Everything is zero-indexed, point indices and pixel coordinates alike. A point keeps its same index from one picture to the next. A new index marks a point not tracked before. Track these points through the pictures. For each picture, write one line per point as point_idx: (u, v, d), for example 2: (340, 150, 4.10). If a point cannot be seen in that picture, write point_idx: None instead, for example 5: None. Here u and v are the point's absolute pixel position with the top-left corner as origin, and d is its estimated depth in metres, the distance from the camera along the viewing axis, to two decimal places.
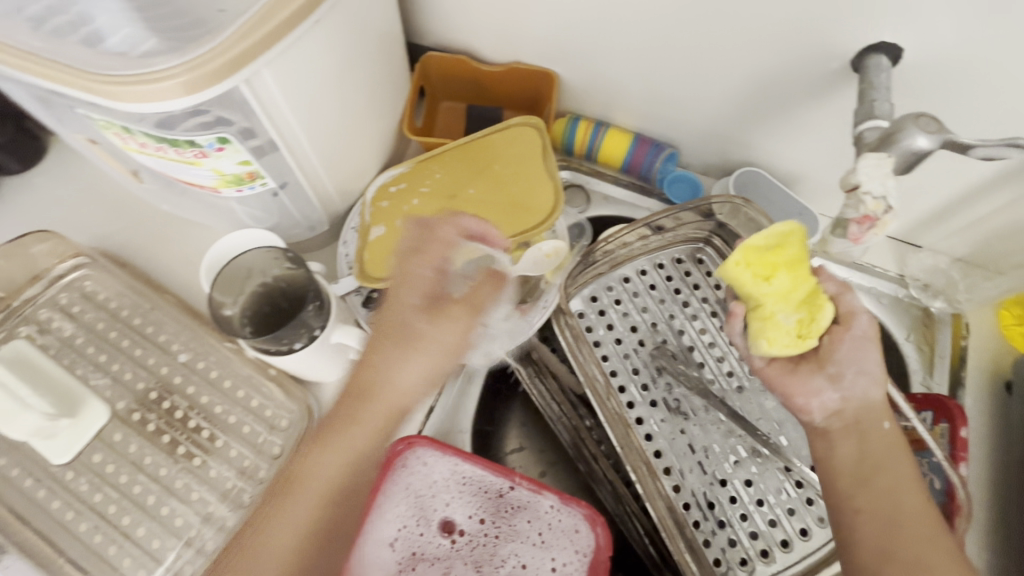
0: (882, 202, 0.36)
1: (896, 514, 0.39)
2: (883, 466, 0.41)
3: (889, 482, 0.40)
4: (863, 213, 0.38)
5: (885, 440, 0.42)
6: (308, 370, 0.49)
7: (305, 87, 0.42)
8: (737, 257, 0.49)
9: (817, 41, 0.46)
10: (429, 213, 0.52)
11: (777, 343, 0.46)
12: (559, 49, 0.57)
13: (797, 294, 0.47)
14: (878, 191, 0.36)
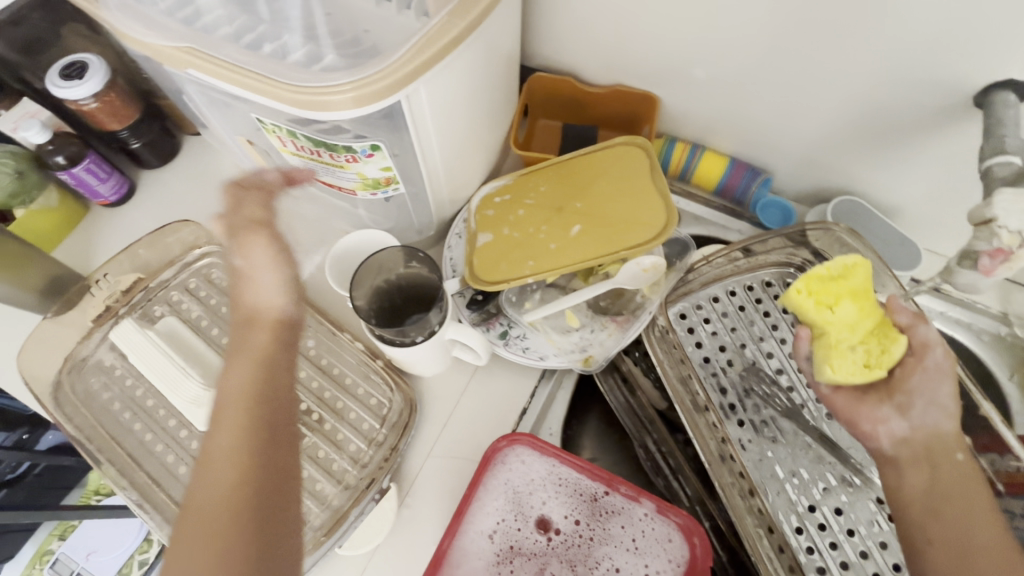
0: (1017, 236, 0.36)
1: (969, 549, 0.39)
2: (959, 499, 0.41)
3: (961, 514, 0.40)
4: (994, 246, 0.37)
5: (961, 474, 0.41)
6: (417, 363, 0.52)
7: (447, 102, 0.45)
8: (798, 284, 0.46)
9: (940, 75, 0.47)
10: (535, 223, 0.54)
11: (841, 373, 0.45)
12: (665, 74, 0.60)
13: (864, 324, 0.45)
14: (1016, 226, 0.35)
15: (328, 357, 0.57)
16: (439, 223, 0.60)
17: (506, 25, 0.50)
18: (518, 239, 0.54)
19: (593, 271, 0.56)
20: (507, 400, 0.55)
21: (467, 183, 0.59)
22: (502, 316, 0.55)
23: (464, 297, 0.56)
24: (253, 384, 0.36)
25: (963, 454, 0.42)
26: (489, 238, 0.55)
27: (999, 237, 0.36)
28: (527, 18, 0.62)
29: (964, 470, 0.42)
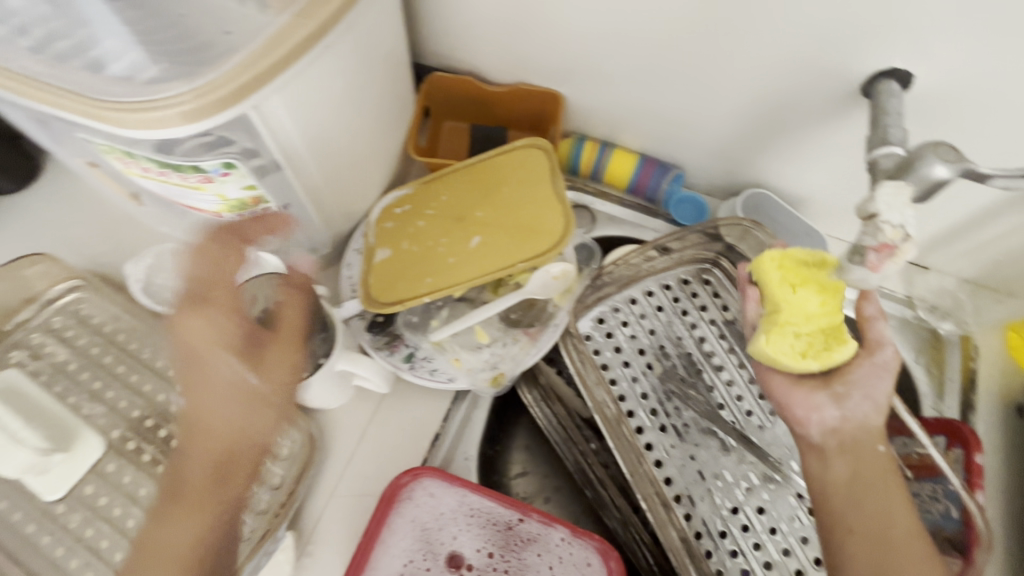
0: (901, 230, 0.35)
1: (885, 532, 0.39)
2: (877, 486, 0.41)
3: (879, 503, 0.40)
4: (881, 241, 0.35)
5: (879, 463, 0.42)
6: (313, 399, 0.48)
7: (313, 109, 0.41)
8: (774, 254, 0.43)
9: (827, 65, 0.46)
10: (435, 235, 0.51)
11: (776, 351, 0.41)
12: (565, 72, 0.57)
13: (822, 317, 0.41)
14: (897, 219, 0.35)
15: None
16: (335, 240, 0.56)
17: (383, 24, 0.46)
18: (416, 253, 0.50)
19: (503, 282, 0.53)
20: (417, 426, 0.52)
21: (362, 194, 0.55)
22: (407, 337, 0.51)
23: (364, 319, 0.51)
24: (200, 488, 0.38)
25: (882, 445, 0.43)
26: (386, 253, 0.51)
27: (883, 231, 0.35)
28: (417, 14, 0.57)
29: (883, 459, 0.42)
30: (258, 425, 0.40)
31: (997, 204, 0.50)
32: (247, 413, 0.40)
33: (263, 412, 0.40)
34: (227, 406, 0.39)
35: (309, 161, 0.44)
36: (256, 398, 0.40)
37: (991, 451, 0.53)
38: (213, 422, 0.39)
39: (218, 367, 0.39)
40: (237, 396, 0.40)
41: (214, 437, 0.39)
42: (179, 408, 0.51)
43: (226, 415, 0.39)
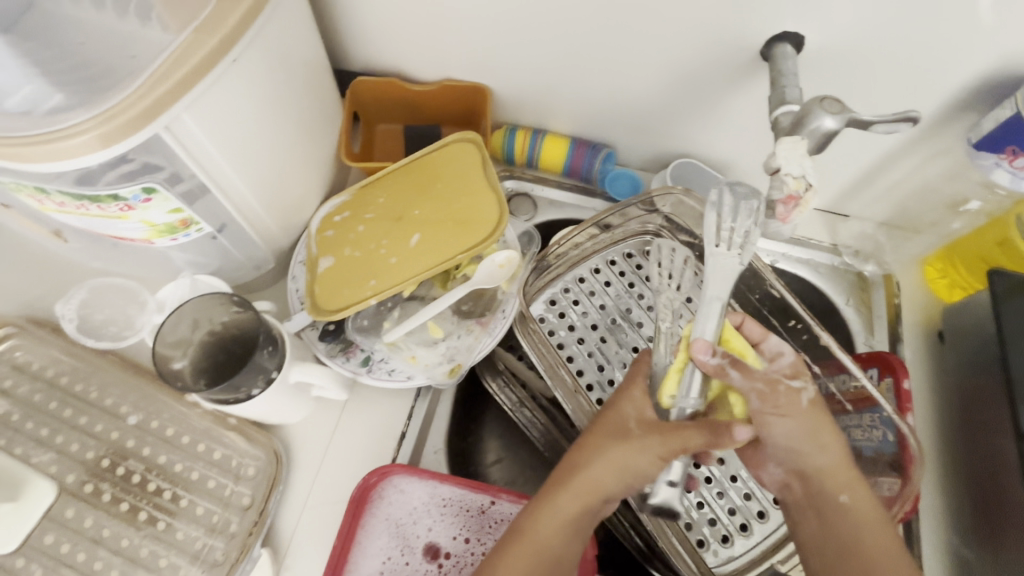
0: (801, 181, 0.38)
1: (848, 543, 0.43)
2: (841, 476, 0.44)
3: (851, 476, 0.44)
4: (787, 193, 0.39)
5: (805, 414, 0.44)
6: (272, 414, 0.48)
7: (228, 127, 0.41)
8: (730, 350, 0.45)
9: (726, 35, 0.48)
10: (376, 237, 0.51)
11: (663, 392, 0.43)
12: (486, 64, 0.58)
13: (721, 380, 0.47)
14: (797, 172, 0.38)
15: (175, 426, 0.51)
16: (277, 255, 0.55)
17: (296, 34, 0.46)
18: (358, 258, 0.50)
19: (453, 276, 0.54)
20: (382, 428, 0.52)
21: (300, 206, 0.55)
22: (360, 341, 0.52)
23: (316, 329, 0.52)
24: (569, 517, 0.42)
25: (829, 431, 0.44)
26: (330, 261, 0.51)
27: (788, 183, 0.39)
28: (332, 20, 0.57)
29: (837, 449, 0.44)
30: (651, 454, 0.42)
31: (896, 147, 0.54)
32: (618, 439, 0.43)
33: (662, 436, 0.42)
34: (606, 434, 0.43)
35: (237, 181, 0.44)
36: (664, 430, 0.42)
37: (919, 378, 0.57)
38: (590, 455, 0.43)
39: (620, 405, 0.44)
40: (620, 427, 0.43)
41: (603, 460, 0.42)
42: (135, 444, 0.50)
43: (591, 455, 0.43)
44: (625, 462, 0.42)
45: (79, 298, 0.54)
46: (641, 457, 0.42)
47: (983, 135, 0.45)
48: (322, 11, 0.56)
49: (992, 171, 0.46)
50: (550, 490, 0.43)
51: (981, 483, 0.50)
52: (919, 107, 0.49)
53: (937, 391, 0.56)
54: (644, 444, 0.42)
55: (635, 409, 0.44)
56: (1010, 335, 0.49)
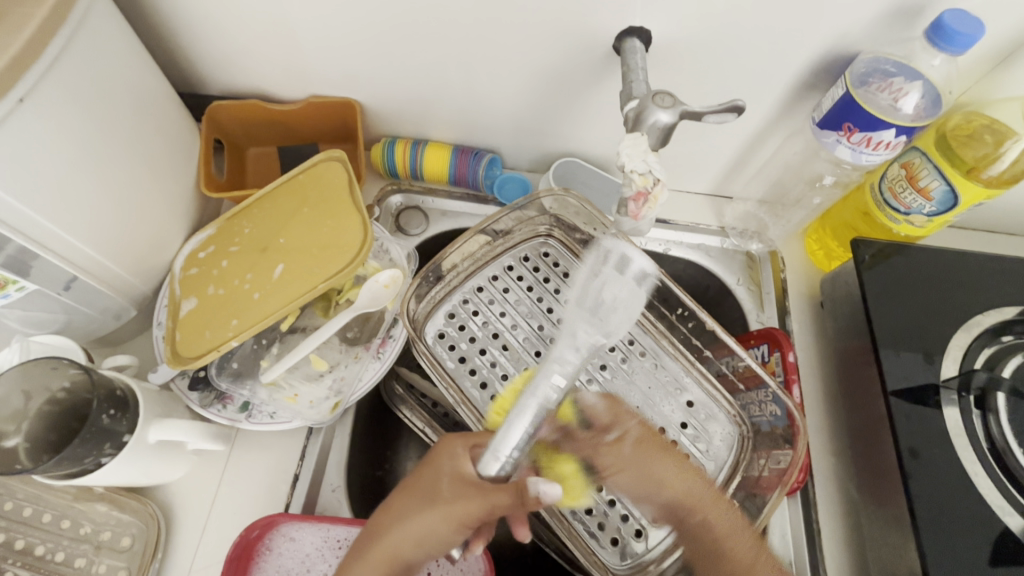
0: (647, 177, 0.41)
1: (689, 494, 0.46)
2: (726, 546, 0.43)
3: (733, 549, 0.43)
4: (636, 189, 0.43)
5: (704, 489, 0.46)
6: (139, 478, 0.44)
7: (27, 173, 0.37)
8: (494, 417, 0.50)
9: (575, 32, 0.48)
10: (241, 273, 0.48)
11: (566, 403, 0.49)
12: (350, 79, 0.56)
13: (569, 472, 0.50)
14: (641, 168, 0.41)
15: (32, 505, 0.46)
16: (138, 300, 0.51)
17: (111, 67, 0.42)
18: (222, 297, 0.47)
19: (335, 303, 0.52)
20: (274, 472, 0.49)
21: (158, 248, 0.51)
22: (230, 387, 0.48)
23: (186, 377, 0.48)
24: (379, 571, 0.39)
25: (719, 527, 0.44)
26: (193, 303, 0.47)
27: (635, 181, 0.42)
28: (173, 44, 0.53)
29: (751, 543, 0.43)
30: (455, 513, 0.39)
31: (758, 128, 0.55)
32: (425, 503, 0.40)
33: (467, 496, 0.39)
34: (417, 499, 0.40)
35: (59, 230, 0.40)
36: (467, 488, 0.40)
37: (807, 348, 0.59)
38: (407, 522, 0.39)
39: (436, 467, 0.41)
40: (436, 494, 0.40)
41: (408, 516, 0.40)
42: None
43: (410, 506, 0.40)
44: (433, 529, 0.39)
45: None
46: (448, 520, 0.39)
47: (825, 114, 0.48)
48: (158, 33, 0.52)
49: (836, 148, 0.49)
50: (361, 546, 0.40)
51: (864, 442, 0.53)
52: (769, 89, 0.51)
53: (824, 358, 0.58)
54: (448, 506, 0.39)
55: (447, 470, 0.41)
56: (871, 300, 0.52)
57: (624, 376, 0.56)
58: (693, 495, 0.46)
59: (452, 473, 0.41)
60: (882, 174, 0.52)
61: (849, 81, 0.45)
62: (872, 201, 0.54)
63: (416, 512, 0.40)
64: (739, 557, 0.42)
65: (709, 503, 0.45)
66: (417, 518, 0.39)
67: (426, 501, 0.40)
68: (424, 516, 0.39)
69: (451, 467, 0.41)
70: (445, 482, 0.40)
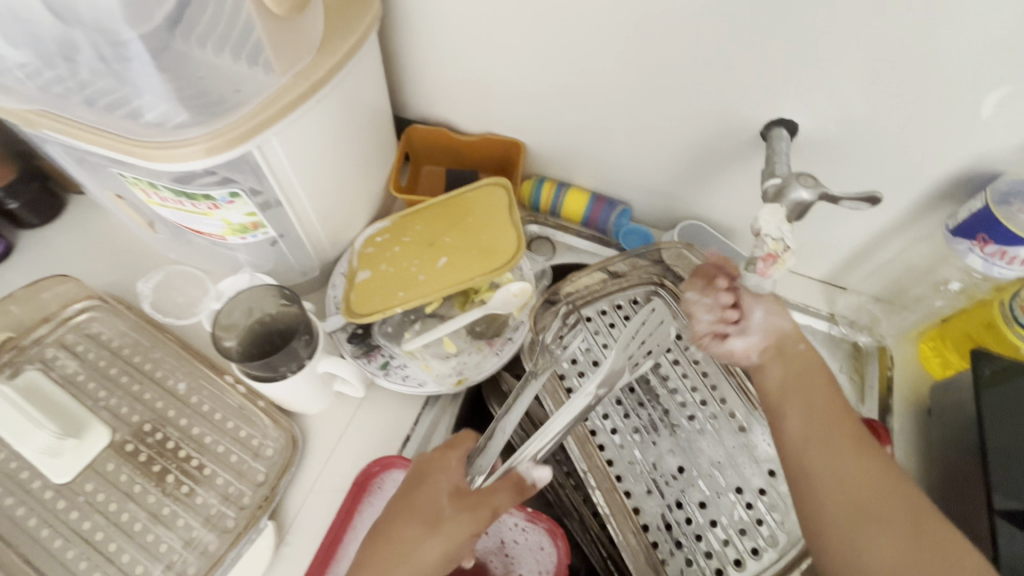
0: (779, 241, 0.45)
1: (822, 404, 0.46)
2: (812, 414, 0.46)
3: (889, 513, 0.40)
4: (766, 252, 0.46)
5: (826, 416, 0.46)
6: (297, 400, 0.54)
7: (303, 151, 0.50)
8: None
9: (727, 118, 0.56)
10: (410, 259, 0.59)
11: None
12: (524, 125, 0.68)
13: None
14: (775, 234, 0.45)
15: (210, 402, 0.57)
16: (322, 264, 0.63)
17: (367, 86, 0.56)
18: (392, 274, 0.58)
19: (471, 299, 0.61)
20: (391, 429, 0.57)
21: (348, 226, 0.63)
22: (383, 346, 0.59)
23: (345, 332, 0.58)
24: None
25: (823, 399, 0.47)
26: (367, 274, 0.58)
27: (768, 244, 0.46)
28: (398, 79, 0.69)
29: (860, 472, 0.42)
30: (461, 531, 0.44)
31: (885, 226, 0.59)
32: (430, 526, 0.44)
33: (468, 515, 0.44)
34: (420, 520, 0.45)
35: (303, 195, 0.53)
36: (468, 504, 0.45)
37: (905, 450, 0.59)
38: (398, 557, 0.43)
39: (432, 482, 0.47)
40: (432, 513, 0.45)
41: (413, 551, 0.44)
42: (175, 414, 0.56)
43: (408, 531, 0.44)
44: (443, 547, 0.44)
45: (157, 279, 0.64)
46: (457, 538, 0.44)
47: (959, 223, 0.50)
48: (391, 68, 0.67)
49: (967, 256, 0.51)
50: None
51: None
52: (903, 193, 0.55)
53: (924, 463, 0.58)
54: (453, 522, 0.44)
55: (446, 485, 0.47)
56: (987, 417, 0.52)
57: (709, 431, 0.60)
58: (804, 382, 0.48)
59: (420, 508, 0.45)
60: (1013, 292, 0.54)
61: (990, 197, 0.48)
62: (999, 316, 0.55)
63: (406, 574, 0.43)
64: (852, 485, 0.42)
65: (831, 418, 0.45)
66: (422, 565, 0.43)
67: (438, 524, 0.44)
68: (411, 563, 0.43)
69: (443, 484, 0.47)
70: (448, 505, 0.45)
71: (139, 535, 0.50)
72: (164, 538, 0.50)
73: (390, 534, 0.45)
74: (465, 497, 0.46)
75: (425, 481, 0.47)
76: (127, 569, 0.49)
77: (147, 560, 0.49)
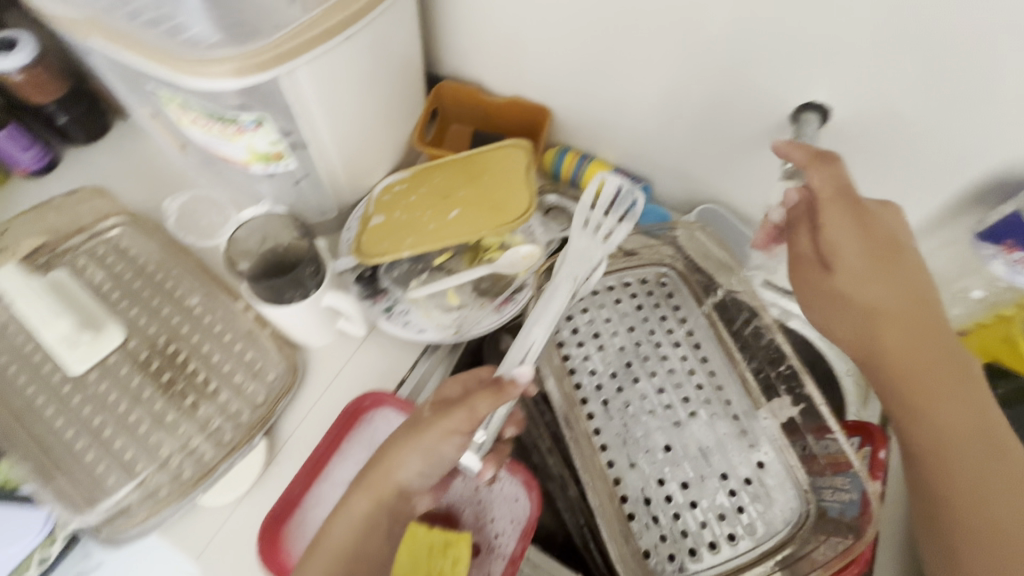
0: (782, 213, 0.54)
1: (900, 330, 0.47)
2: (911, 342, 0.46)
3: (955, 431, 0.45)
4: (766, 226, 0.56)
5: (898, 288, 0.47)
6: (301, 330, 0.56)
7: (331, 87, 0.51)
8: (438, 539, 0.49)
9: (757, 101, 0.55)
10: (424, 209, 0.60)
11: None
12: (553, 90, 0.67)
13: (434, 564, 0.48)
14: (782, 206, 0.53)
15: (221, 324, 0.60)
16: (341, 206, 0.65)
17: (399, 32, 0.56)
18: (404, 220, 0.59)
19: (479, 256, 0.62)
20: (388, 371, 0.59)
21: (369, 173, 0.64)
22: (388, 291, 0.60)
23: (354, 274, 0.59)
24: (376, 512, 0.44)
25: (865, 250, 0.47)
26: (381, 219, 0.60)
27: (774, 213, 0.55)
28: (434, 33, 0.69)
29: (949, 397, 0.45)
30: (439, 432, 0.43)
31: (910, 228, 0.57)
32: (411, 430, 0.45)
33: (444, 417, 0.43)
34: (405, 427, 0.45)
35: (327, 131, 0.54)
36: (446, 408, 0.44)
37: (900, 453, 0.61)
38: (386, 461, 0.45)
39: (426, 395, 0.47)
40: (415, 418, 0.45)
41: (398, 452, 0.44)
42: (187, 330, 0.59)
43: (395, 437, 0.45)
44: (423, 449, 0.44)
45: (183, 200, 0.68)
46: (434, 438, 0.43)
47: (987, 228, 0.50)
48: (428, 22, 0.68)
49: (992, 261, 0.52)
50: (376, 478, 0.45)
51: None
52: (934, 191, 0.53)
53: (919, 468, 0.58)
54: (429, 425, 0.44)
55: (433, 396, 0.47)
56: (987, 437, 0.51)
57: (701, 415, 0.60)
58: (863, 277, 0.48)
59: (407, 416, 0.46)
60: None
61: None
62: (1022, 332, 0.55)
63: (388, 476, 0.44)
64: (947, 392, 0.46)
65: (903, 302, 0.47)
66: (406, 468, 0.44)
67: (416, 428, 0.44)
68: (393, 466, 0.44)
69: (428, 396, 0.47)
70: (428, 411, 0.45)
71: (142, 436, 0.53)
72: (165, 441, 0.53)
73: (379, 445, 0.46)
74: (445, 404, 0.45)
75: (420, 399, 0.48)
76: (128, 465, 0.52)
77: (147, 459, 0.52)
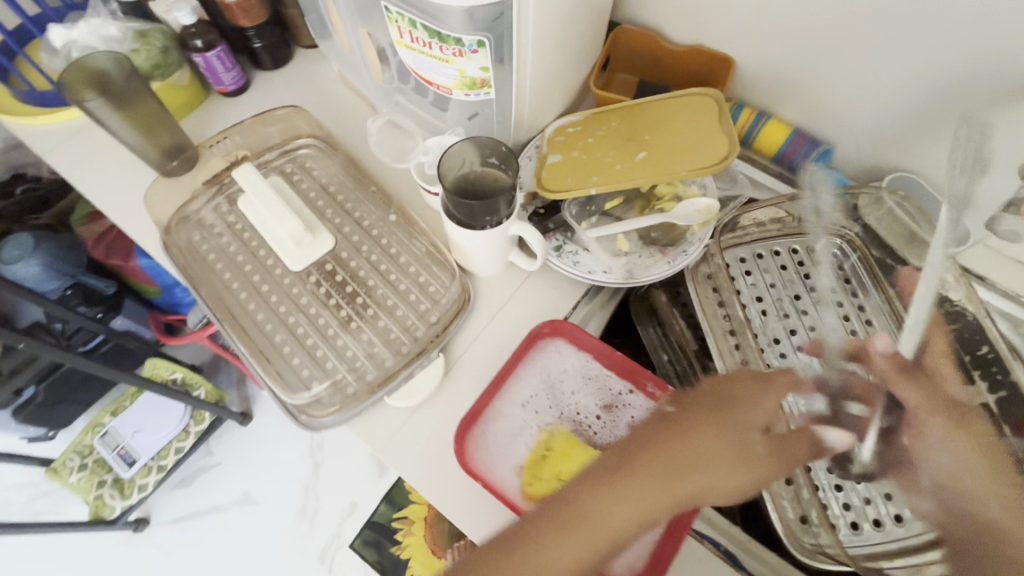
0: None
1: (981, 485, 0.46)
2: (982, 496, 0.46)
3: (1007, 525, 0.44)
4: None
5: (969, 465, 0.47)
6: (479, 256, 0.58)
7: (547, 15, 0.51)
8: None
9: (1008, 55, 0.49)
10: (607, 150, 0.59)
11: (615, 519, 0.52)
12: (743, 39, 0.64)
13: None
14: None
15: (397, 246, 0.62)
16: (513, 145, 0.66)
17: None
18: (586, 160, 0.59)
19: (650, 205, 0.61)
20: (553, 308, 0.61)
21: (546, 112, 0.64)
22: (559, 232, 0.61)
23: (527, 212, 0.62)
24: (607, 527, 0.43)
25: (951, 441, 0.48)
26: (559, 157, 0.60)
27: None
28: None
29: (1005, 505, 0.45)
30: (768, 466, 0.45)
31: None
32: (737, 454, 0.44)
33: (773, 451, 0.45)
34: (728, 448, 0.44)
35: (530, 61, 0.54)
36: (743, 428, 0.45)
37: None
38: (690, 469, 0.43)
39: (729, 412, 0.46)
40: (736, 443, 0.45)
41: (706, 474, 0.44)
42: (367, 248, 0.62)
43: (713, 448, 0.44)
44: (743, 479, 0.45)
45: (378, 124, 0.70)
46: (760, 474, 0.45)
47: None
48: None
49: None
50: (661, 494, 0.43)
51: None
52: None
53: None
54: (761, 456, 0.45)
55: (742, 418, 0.46)
56: None
57: None
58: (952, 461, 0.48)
59: (693, 422, 0.45)
60: None
61: None
62: None
63: (662, 495, 0.43)
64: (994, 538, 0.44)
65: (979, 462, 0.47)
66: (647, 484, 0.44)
67: (753, 459, 0.45)
68: (698, 482, 0.44)
69: (752, 413, 0.46)
70: (735, 432, 0.45)
71: (331, 338, 0.58)
72: (351, 345, 0.58)
73: (662, 450, 0.44)
74: (733, 423, 0.45)
75: (708, 407, 0.46)
76: (320, 362, 0.57)
77: (336, 359, 0.57)
